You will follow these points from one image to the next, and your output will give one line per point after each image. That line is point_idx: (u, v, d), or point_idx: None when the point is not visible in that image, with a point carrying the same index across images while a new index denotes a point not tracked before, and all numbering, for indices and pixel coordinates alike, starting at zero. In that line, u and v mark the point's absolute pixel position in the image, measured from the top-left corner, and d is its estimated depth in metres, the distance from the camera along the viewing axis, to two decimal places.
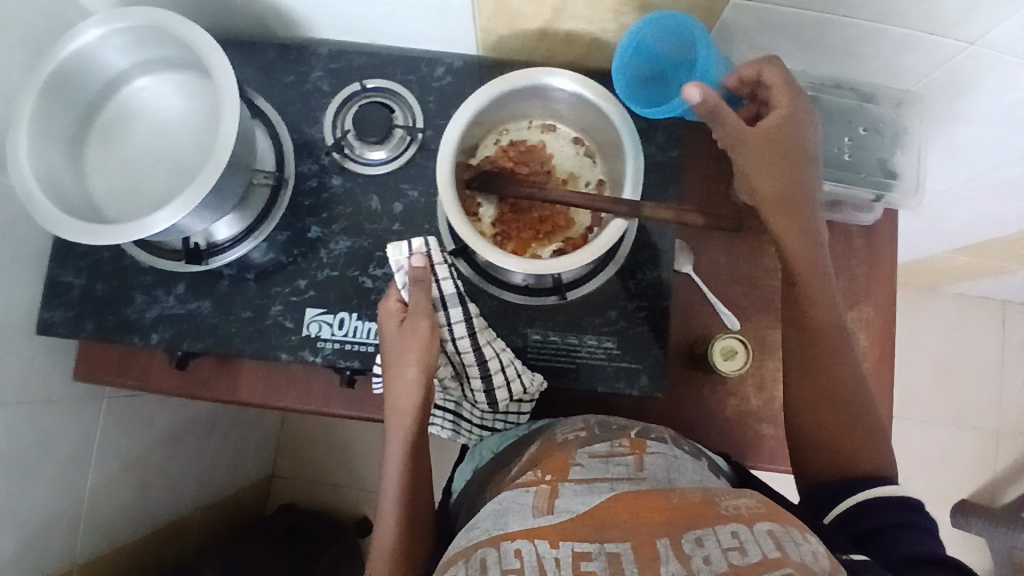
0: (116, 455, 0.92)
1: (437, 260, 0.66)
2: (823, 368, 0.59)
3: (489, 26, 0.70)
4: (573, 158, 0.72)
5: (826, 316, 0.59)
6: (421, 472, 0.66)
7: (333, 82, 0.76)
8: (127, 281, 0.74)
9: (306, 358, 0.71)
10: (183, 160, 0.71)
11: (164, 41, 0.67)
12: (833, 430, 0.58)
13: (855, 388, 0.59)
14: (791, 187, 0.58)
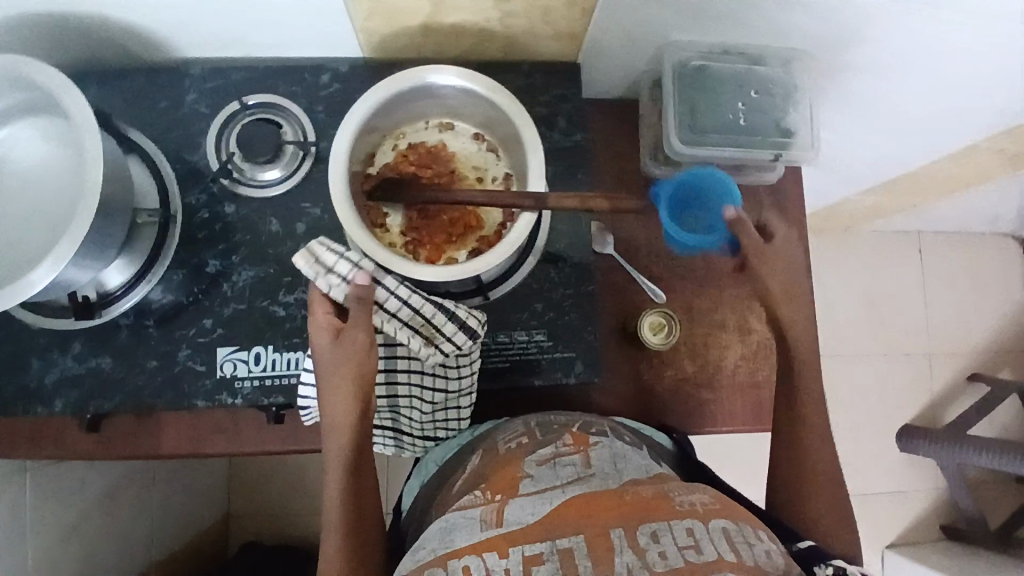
0: (42, 534, 0.86)
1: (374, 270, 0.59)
2: (807, 446, 0.65)
3: (368, 26, 0.66)
4: (476, 153, 0.69)
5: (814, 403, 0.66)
6: (365, 490, 0.61)
7: (211, 103, 0.71)
8: (15, 348, 0.67)
9: (224, 402, 0.66)
10: (52, 210, 0.64)
11: (11, 85, 0.61)
12: (810, 493, 0.64)
13: (833, 472, 0.65)
14: (795, 285, 0.65)
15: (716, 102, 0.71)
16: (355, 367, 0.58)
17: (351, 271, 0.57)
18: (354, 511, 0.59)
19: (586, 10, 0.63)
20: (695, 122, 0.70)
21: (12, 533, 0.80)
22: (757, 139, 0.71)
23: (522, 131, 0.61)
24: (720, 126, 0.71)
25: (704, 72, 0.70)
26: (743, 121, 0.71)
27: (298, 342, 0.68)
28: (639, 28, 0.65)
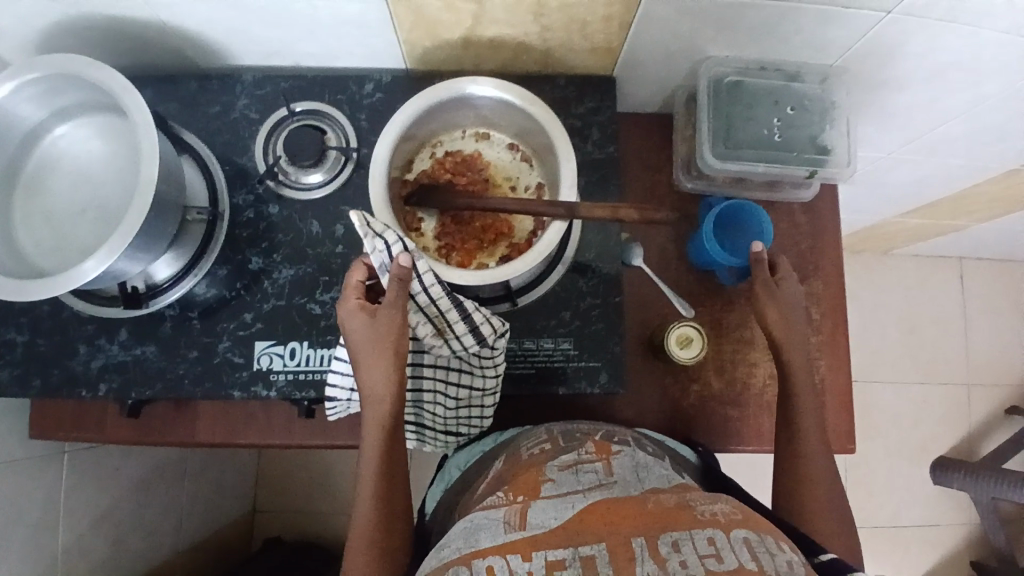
0: (79, 514, 0.89)
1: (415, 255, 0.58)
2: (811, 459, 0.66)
3: (411, 38, 0.69)
4: (510, 163, 0.71)
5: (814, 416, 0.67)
6: (398, 470, 0.59)
7: (260, 109, 0.75)
8: (66, 333, 0.71)
9: (258, 393, 0.69)
10: (108, 205, 0.68)
11: (76, 85, 0.65)
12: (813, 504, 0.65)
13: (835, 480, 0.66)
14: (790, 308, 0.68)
15: (751, 116, 0.71)
16: (392, 351, 0.56)
17: (396, 247, 0.57)
18: (385, 499, 0.58)
19: (622, 26, 0.64)
20: (729, 135, 0.71)
21: (50, 513, 0.84)
22: (792, 155, 0.70)
23: (555, 143, 0.63)
24: (755, 140, 0.71)
25: (739, 88, 0.70)
26: (779, 137, 0.71)
27: (332, 339, 0.70)
28: (674, 44, 0.66)
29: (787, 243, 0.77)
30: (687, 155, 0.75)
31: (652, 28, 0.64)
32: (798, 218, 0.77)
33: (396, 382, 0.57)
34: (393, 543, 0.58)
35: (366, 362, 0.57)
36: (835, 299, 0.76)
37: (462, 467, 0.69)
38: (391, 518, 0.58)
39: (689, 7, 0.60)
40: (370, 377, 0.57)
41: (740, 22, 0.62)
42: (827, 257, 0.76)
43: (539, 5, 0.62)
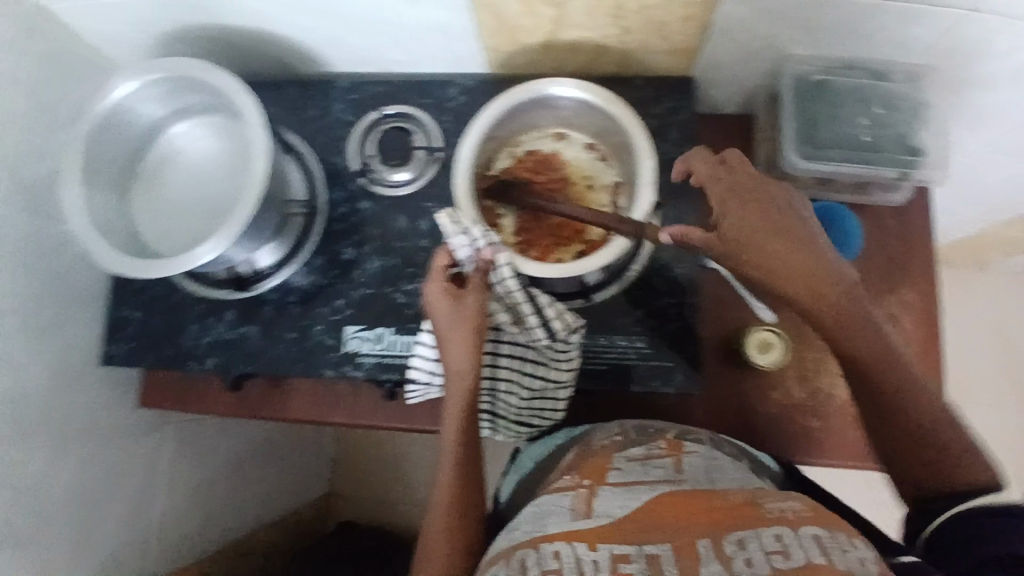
0: (181, 480, 0.98)
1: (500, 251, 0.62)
2: (895, 423, 0.58)
3: (494, 43, 0.72)
4: (589, 162, 0.73)
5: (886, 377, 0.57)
6: (476, 453, 0.62)
7: (354, 111, 0.80)
8: (181, 312, 0.79)
9: (349, 374, 0.75)
10: (220, 197, 0.76)
11: (195, 88, 0.72)
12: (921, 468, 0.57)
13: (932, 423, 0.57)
14: (774, 261, 0.57)
15: (837, 117, 0.69)
16: (472, 332, 0.60)
17: (483, 240, 0.62)
18: (463, 475, 0.61)
19: (702, 26, 0.65)
20: (814, 135, 0.69)
21: (149, 486, 0.91)
22: (880, 155, 0.68)
23: (635, 142, 0.65)
24: (842, 141, 0.69)
25: (825, 87, 0.69)
26: (867, 137, 0.69)
27: (416, 327, 0.74)
28: (756, 43, 0.66)
29: (875, 247, 0.74)
30: (767, 158, 0.73)
31: (734, 28, 0.64)
32: (886, 222, 0.75)
33: (476, 362, 0.61)
34: (469, 519, 0.60)
35: (449, 341, 0.61)
36: (928, 308, 0.73)
37: (536, 460, 0.72)
38: (467, 494, 0.61)
39: (770, 6, 0.61)
40: (450, 361, 0.61)
41: (823, 20, 0.62)
42: (917, 262, 0.74)
43: (619, 9, 0.64)
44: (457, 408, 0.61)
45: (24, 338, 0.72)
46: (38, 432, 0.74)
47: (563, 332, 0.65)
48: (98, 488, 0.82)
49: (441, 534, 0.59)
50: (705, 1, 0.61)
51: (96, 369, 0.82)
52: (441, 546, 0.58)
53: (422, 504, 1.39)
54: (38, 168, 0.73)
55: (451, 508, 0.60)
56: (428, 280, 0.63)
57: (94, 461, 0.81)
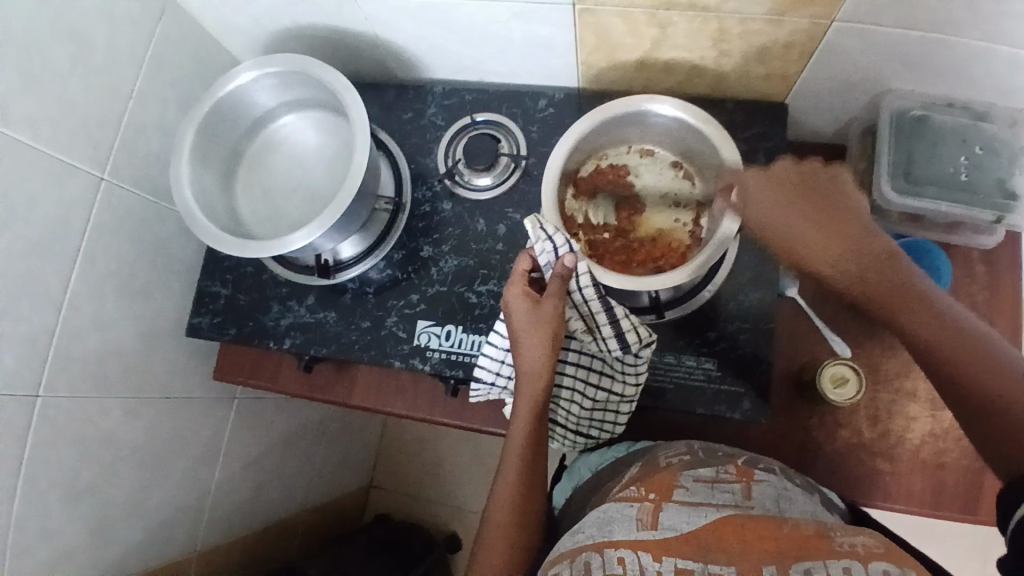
0: (239, 455, 1.02)
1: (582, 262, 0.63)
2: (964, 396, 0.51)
3: (591, 59, 0.75)
4: (672, 180, 0.75)
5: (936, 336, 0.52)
6: (540, 452, 0.63)
7: (446, 117, 0.84)
8: (265, 292, 0.83)
9: (415, 366, 0.77)
10: (317, 189, 0.81)
11: (305, 84, 0.77)
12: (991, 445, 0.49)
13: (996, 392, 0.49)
14: (786, 228, 0.57)
15: (934, 156, 0.70)
16: (549, 336, 0.61)
17: (564, 246, 0.62)
18: (527, 477, 0.62)
19: (803, 53, 0.66)
20: (910, 171, 0.69)
21: (211, 451, 0.95)
22: (976, 197, 0.68)
23: (726, 162, 0.66)
24: (938, 179, 0.69)
25: (924, 123, 0.69)
26: (965, 177, 0.69)
27: (484, 327, 0.76)
28: (856, 74, 0.68)
29: (960, 291, 0.73)
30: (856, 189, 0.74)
31: (837, 57, 0.65)
32: (975, 267, 0.73)
33: (549, 366, 0.62)
34: (529, 520, 0.61)
35: (524, 343, 0.61)
36: None
37: (592, 471, 0.73)
38: (529, 496, 0.62)
39: (876, 38, 0.61)
40: (522, 359, 0.62)
41: (929, 54, 0.62)
42: (1004, 312, 0.73)
43: (722, 32, 0.65)
44: (527, 409, 0.62)
45: (120, 299, 0.77)
46: (119, 388, 0.78)
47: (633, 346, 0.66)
48: (168, 450, 0.86)
49: (501, 532, 0.60)
50: (810, 29, 0.62)
51: (177, 339, 0.87)
52: (500, 543, 0.60)
53: (458, 509, 1.40)
54: (150, 145, 0.79)
55: (512, 504, 0.61)
56: (507, 281, 0.64)
57: (167, 424, 0.85)
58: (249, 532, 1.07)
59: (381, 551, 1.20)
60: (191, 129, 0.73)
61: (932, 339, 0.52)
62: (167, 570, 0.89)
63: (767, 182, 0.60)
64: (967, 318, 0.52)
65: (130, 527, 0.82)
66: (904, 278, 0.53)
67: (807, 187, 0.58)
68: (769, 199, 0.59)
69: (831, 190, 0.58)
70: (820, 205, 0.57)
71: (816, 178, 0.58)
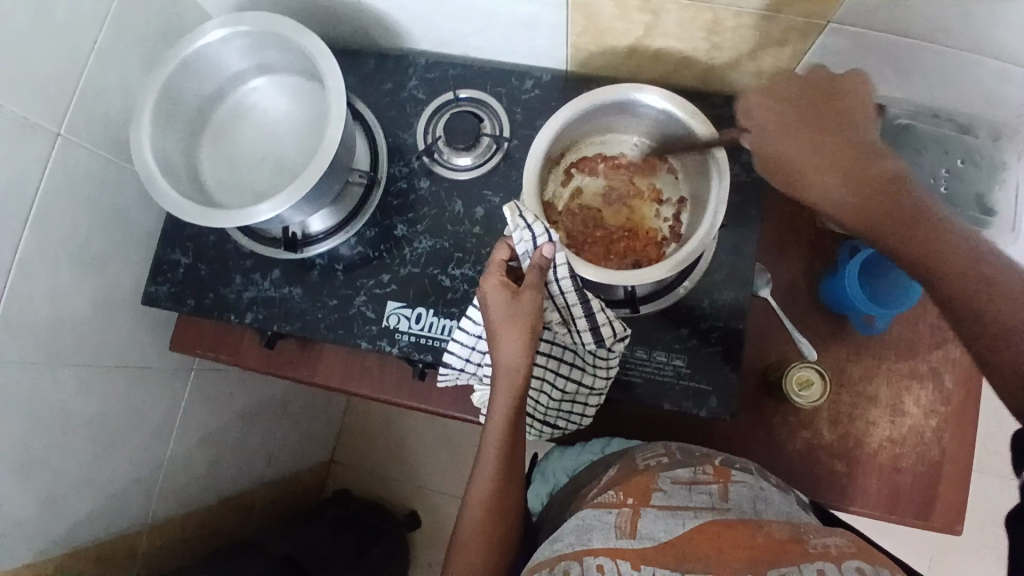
0: (196, 428, 0.99)
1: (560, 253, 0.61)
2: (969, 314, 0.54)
3: (580, 42, 0.72)
4: (656, 173, 0.74)
5: (945, 249, 0.54)
6: (516, 450, 0.62)
7: (427, 91, 0.81)
8: (228, 263, 0.80)
9: (383, 348, 0.75)
10: (287, 158, 0.77)
11: (278, 45, 0.73)
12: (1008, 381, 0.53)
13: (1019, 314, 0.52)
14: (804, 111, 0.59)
15: (915, 165, 0.69)
16: (526, 330, 0.59)
17: (543, 237, 0.61)
18: (502, 474, 0.61)
19: (796, 52, 0.65)
20: None
21: (167, 424, 0.91)
22: (955, 208, 0.69)
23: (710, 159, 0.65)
24: (919, 189, 0.69)
25: (909, 131, 0.69)
26: (945, 189, 0.69)
27: (455, 312, 0.75)
28: None
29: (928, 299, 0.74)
30: None
31: (828, 58, 0.65)
32: None
33: (527, 360, 0.60)
34: (504, 517, 0.61)
35: (502, 336, 0.60)
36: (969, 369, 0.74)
37: (570, 474, 0.73)
38: (506, 492, 0.61)
39: (870, 42, 0.60)
40: (498, 354, 0.60)
41: (919, 62, 0.62)
42: None
43: (717, 25, 0.64)
44: (504, 405, 0.60)
45: (74, 263, 0.73)
46: (71, 357, 0.74)
47: (606, 337, 0.65)
48: (119, 422, 0.83)
49: (476, 529, 0.60)
50: (805, 28, 0.61)
51: (134, 307, 0.83)
52: (476, 540, 0.60)
53: (419, 487, 1.39)
54: (111, 102, 0.74)
55: (488, 502, 0.60)
56: (484, 271, 0.62)
57: (119, 396, 0.82)
58: (204, 506, 1.04)
59: (340, 527, 1.18)
60: (154, 88, 0.69)
61: (920, 253, 0.55)
62: (119, 543, 0.86)
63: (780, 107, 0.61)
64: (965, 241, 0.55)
65: (81, 500, 0.79)
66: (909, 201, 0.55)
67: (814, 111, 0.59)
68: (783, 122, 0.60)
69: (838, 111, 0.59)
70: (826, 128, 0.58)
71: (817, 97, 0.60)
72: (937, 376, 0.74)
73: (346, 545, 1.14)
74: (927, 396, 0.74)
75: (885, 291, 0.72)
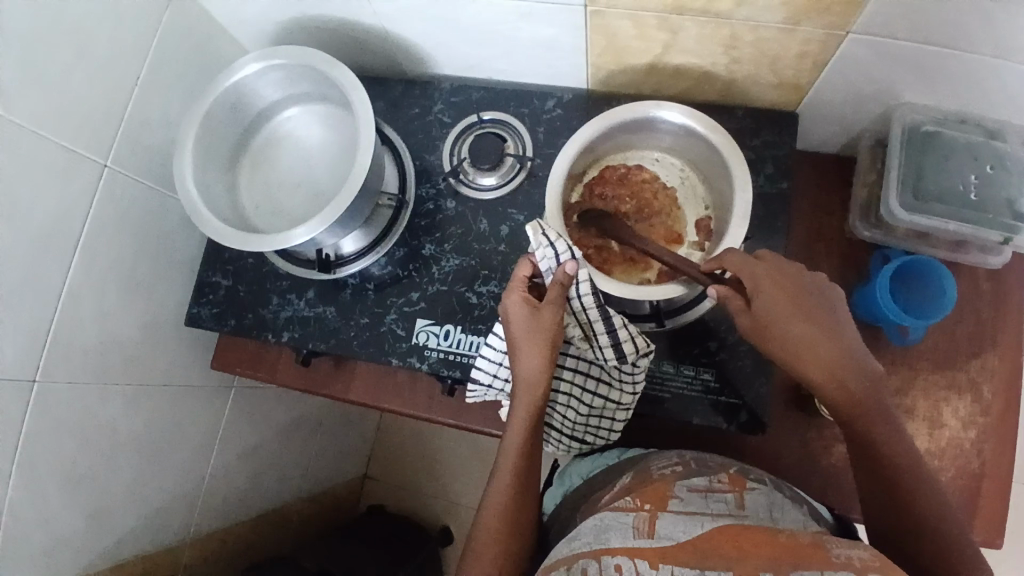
0: (236, 444, 1.02)
1: (583, 271, 0.62)
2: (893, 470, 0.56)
3: (600, 61, 0.74)
4: (678, 187, 0.75)
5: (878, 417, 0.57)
6: (534, 462, 0.63)
7: (452, 114, 0.83)
8: (266, 284, 0.83)
9: (414, 365, 0.77)
10: (319, 183, 0.81)
11: (310, 76, 0.76)
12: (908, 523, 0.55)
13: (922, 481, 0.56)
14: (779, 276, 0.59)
15: (944, 171, 0.69)
16: (548, 344, 0.61)
17: (565, 253, 0.62)
18: (520, 483, 0.62)
19: (817, 63, 0.65)
20: (918, 186, 0.69)
21: (207, 441, 0.95)
22: (984, 216, 0.67)
23: (732, 171, 0.65)
24: (947, 196, 0.68)
25: (934, 139, 0.68)
26: (973, 196, 0.67)
27: (483, 328, 0.76)
28: (868, 88, 0.67)
29: (963, 308, 0.73)
30: (865, 202, 0.75)
31: (850, 67, 0.64)
32: (980, 285, 0.73)
33: (549, 373, 0.62)
34: (522, 530, 0.61)
35: (523, 349, 0.61)
36: (1010, 379, 0.72)
37: (585, 477, 0.72)
38: (522, 503, 0.62)
39: (891, 52, 0.60)
40: (519, 367, 0.62)
41: (944, 69, 0.61)
42: (1006, 332, 0.72)
43: (734, 40, 0.64)
44: (523, 415, 0.62)
45: (122, 287, 0.77)
46: (118, 376, 0.78)
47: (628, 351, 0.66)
48: (163, 439, 0.86)
49: (493, 537, 0.60)
50: (824, 39, 0.61)
51: (177, 328, 0.87)
52: (491, 550, 0.60)
53: (453, 502, 1.40)
54: (155, 133, 0.79)
55: (504, 513, 0.61)
56: (507, 288, 0.64)
57: (164, 413, 0.86)
58: (243, 521, 1.08)
59: (372, 542, 1.19)
60: (195, 119, 0.73)
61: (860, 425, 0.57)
62: (162, 556, 0.89)
63: (778, 286, 0.59)
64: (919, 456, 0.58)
65: (126, 514, 0.82)
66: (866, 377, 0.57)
67: (804, 298, 0.59)
68: (784, 308, 0.58)
69: (822, 305, 0.59)
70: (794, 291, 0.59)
71: (801, 281, 0.60)
72: (976, 387, 0.72)
73: (380, 560, 1.15)
74: (967, 408, 0.71)
75: (919, 299, 0.70)
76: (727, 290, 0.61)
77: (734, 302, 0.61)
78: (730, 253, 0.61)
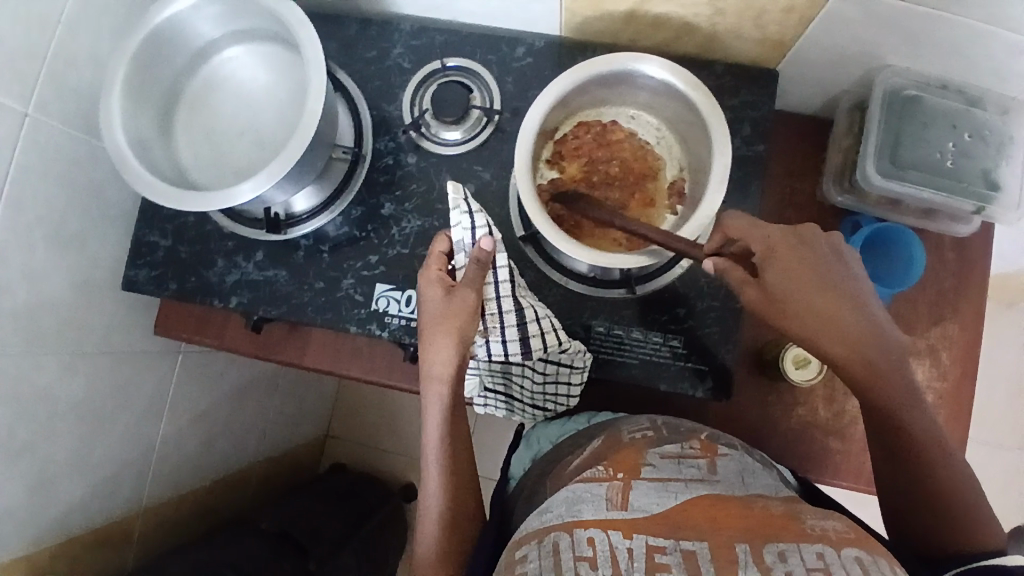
0: (185, 410, 0.97)
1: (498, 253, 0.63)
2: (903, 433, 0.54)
3: (575, 6, 0.68)
4: (654, 145, 0.72)
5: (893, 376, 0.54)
6: (462, 428, 0.63)
7: (413, 60, 0.76)
8: (209, 246, 0.77)
9: (374, 332, 0.73)
10: (266, 134, 0.73)
11: (251, 11, 0.68)
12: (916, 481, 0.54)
13: (930, 438, 0.54)
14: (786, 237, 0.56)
15: (923, 138, 0.67)
16: (457, 327, 0.59)
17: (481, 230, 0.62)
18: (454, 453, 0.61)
19: (803, 19, 0.62)
20: (898, 152, 0.67)
21: (155, 408, 0.90)
22: (960, 184, 0.66)
23: (711, 131, 0.62)
24: (925, 163, 0.67)
25: (917, 104, 0.66)
26: (951, 164, 0.67)
27: None
28: (853, 47, 0.64)
29: (928, 275, 0.74)
30: (839, 167, 0.73)
31: (837, 26, 0.61)
32: (945, 254, 0.74)
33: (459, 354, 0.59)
34: (463, 498, 0.61)
35: (431, 335, 0.59)
36: (967, 345, 0.73)
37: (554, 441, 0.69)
38: (459, 471, 0.61)
39: (883, 12, 0.57)
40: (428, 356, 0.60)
41: (932, 33, 0.59)
42: (967, 298, 0.73)
43: None
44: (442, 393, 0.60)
45: (50, 249, 0.70)
46: (52, 345, 0.72)
47: (549, 335, 0.65)
48: (108, 409, 0.81)
49: (436, 515, 0.60)
50: None
51: (114, 291, 0.80)
52: (439, 526, 0.60)
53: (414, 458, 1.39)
54: (80, 74, 0.69)
55: (445, 488, 0.61)
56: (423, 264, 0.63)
57: (105, 381, 0.80)
58: (196, 484, 1.04)
59: (332, 500, 1.18)
60: (123, 60, 0.65)
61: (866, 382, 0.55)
62: (112, 526, 0.86)
63: (790, 249, 0.56)
64: (940, 427, 0.55)
65: (71, 486, 0.78)
66: (875, 337, 0.55)
67: (815, 263, 0.56)
68: (796, 275, 0.55)
69: (836, 271, 0.56)
70: (806, 257, 0.56)
71: (815, 243, 0.56)
72: (935, 353, 0.73)
73: (339, 519, 1.13)
74: (926, 373, 0.72)
75: (886, 269, 0.69)
76: (727, 261, 0.58)
77: (738, 272, 0.58)
78: (732, 219, 0.59)
